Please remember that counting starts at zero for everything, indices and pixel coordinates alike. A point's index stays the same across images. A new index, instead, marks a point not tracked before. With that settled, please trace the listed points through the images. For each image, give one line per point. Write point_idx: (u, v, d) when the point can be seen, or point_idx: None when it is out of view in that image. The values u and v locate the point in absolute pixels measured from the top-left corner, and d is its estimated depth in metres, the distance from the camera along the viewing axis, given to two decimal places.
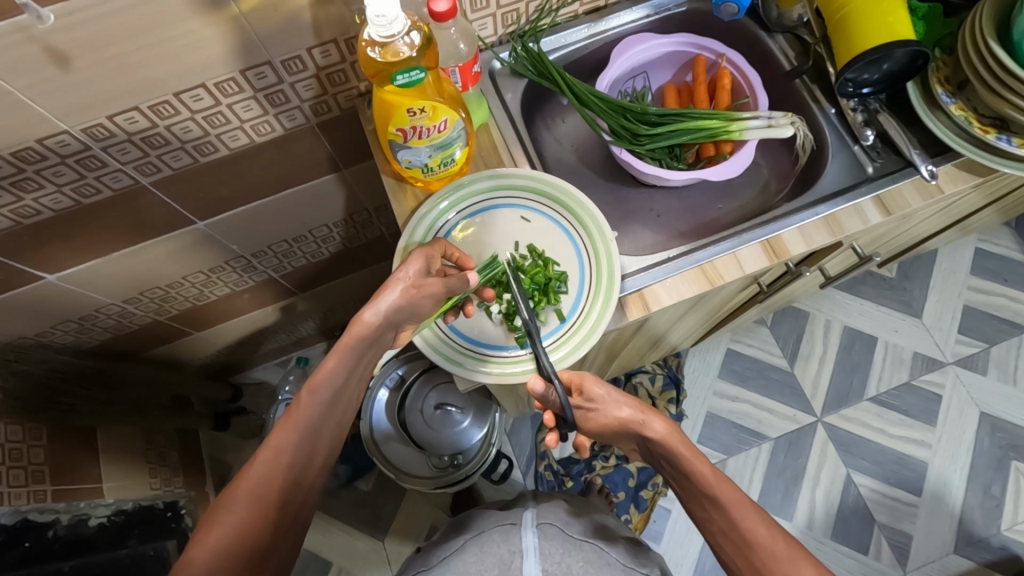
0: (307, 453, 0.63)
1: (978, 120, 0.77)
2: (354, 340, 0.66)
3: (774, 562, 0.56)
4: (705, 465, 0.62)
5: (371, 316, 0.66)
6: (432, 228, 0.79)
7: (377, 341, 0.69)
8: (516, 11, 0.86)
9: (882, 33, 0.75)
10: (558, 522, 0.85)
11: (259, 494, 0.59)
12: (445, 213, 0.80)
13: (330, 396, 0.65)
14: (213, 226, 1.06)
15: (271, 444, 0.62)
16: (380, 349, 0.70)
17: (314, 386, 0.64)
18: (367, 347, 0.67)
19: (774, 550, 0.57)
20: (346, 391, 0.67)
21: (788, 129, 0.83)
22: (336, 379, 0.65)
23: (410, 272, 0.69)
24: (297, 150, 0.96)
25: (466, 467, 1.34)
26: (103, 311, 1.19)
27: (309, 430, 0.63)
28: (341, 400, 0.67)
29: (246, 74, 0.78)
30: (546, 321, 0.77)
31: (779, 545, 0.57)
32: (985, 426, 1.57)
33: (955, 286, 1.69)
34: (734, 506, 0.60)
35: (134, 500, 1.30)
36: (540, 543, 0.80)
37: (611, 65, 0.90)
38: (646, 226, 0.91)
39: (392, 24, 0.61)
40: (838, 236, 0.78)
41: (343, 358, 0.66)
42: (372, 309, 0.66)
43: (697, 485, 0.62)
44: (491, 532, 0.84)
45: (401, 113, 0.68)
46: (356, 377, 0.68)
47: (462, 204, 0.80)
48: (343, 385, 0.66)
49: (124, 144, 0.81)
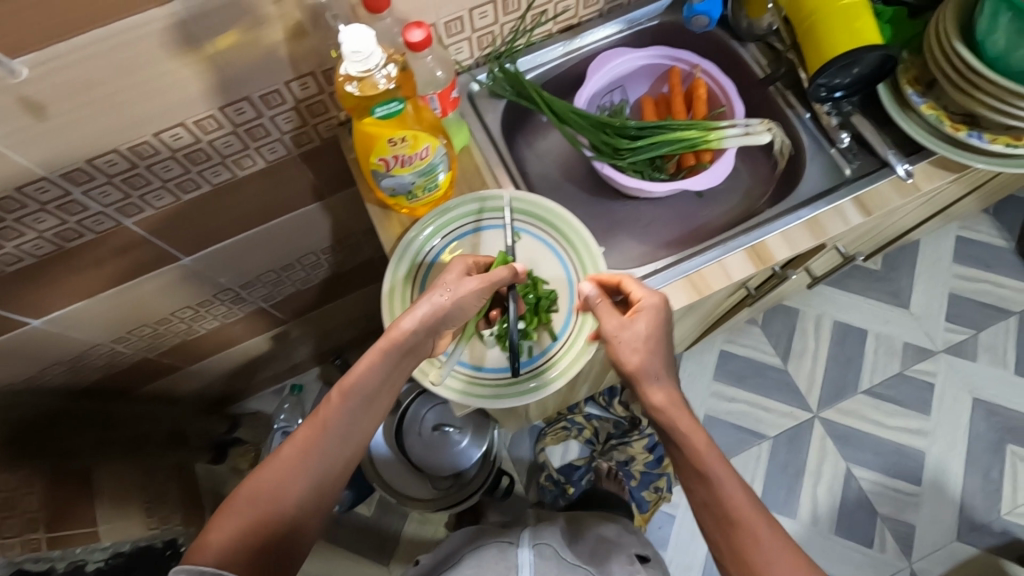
0: (329, 456, 0.65)
1: (949, 118, 0.77)
2: (389, 346, 0.68)
3: (754, 543, 0.59)
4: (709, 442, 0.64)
5: (407, 324, 0.69)
6: (417, 250, 0.79)
7: (414, 349, 0.70)
8: (491, 34, 0.87)
9: (851, 38, 0.76)
10: (555, 543, 0.97)
11: (276, 492, 0.62)
12: (430, 240, 0.80)
13: (359, 403, 0.66)
14: (198, 260, 1.06)
15: (295, 443, 0.64)
16: (413, 356, 0.71)
17: (344, 390, 0.66)
18: (401, 355, 0.69)
19: (757, 531, 0.60)
20: (376, 401, 0.68)
21: (765, 135, 0.85)
22: (366, 386, 0.67)
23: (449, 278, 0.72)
24: (282, 181, 0.96)
25: (468, 487, 1.33)
26: (92, 352, 1.17)
27: (333, 435, 0.65)
28: (374, 407, 0.68)
29: (226, 111, 0.78)
30: (539, 340, 0.78)
31: (763, 529, 0.60)
32: (980, 411, 1.60)
33: (941, 274, 1.74)
34: (730, 484, 0.62)
35: (131, 541, 1.25)
36: (535, 560, 0.94)
37: (588, 82, 0.92)
38: (633, 237, 0.93)
39: (369, 59, 0.57)
40: (821, 238, 0.79)
41: (376, 363, 0.67)
42: (410, 317, 0.69)
43: (691, 457, 0.64)
44: (492, 546, 0.97)
45: (383, 143, 0.67)
46: (388, 389, 0.69)
47: (445, 229, 0.80)
48: (373, 393, 0.67)
49: (105, 187, 0.80)
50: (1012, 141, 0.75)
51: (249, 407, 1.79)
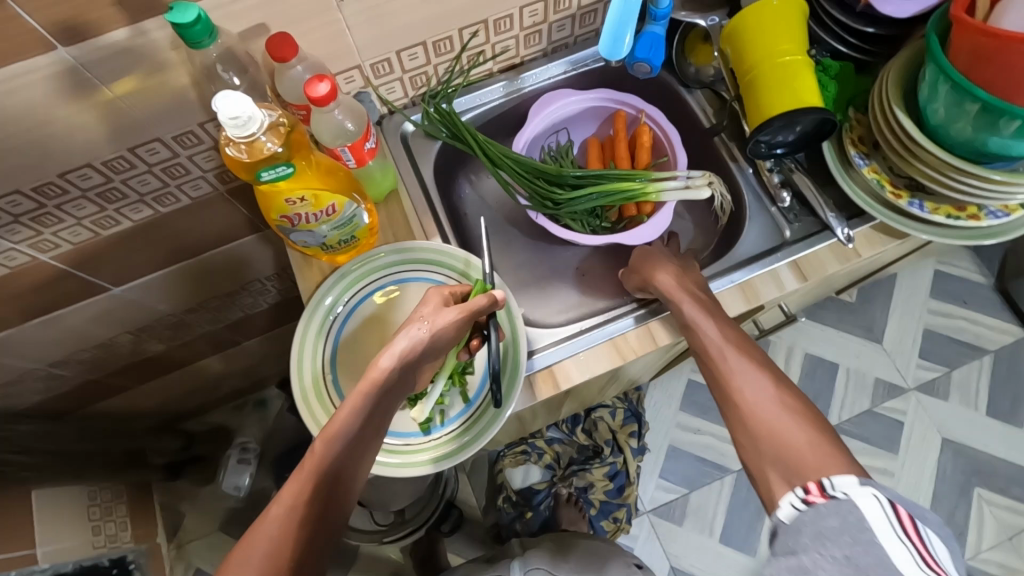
0: (324, 506, 0.56)
1: (891, 183, 0.74)
2: (369, 386, 0.62)
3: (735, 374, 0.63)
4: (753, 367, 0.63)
5: (386, 361, 0.62)
6: (327, 309, 0.76)
7: (397, 386, 0.64)
8: (424, 74, 0.83)
9: (789, 99, 0.72)
10: (545, 566, 1.05)
11: (273, 555, 0.51)
12: (332, 308, 0.76)
13: (348, 445, 0.59)
14: (131, 290, 1.03)
15: (283, 498, 0.54)
16: (393, 397, 0.65)
17: (329, 434, 0.58)
18: (384, 394, 0.62)
19: (738, 366, 0.64)
20: (364, 439, 0.61)
21: (705, 190, 0.81)
22: (354, 424, 0.60)
23: (427, 309, 0.67)
24: (213, 215, 0.93)
25: (413, 521, 1.31)
26: (28, 376, 1.14)
27: (325, 481, 0.56)
28: (361, 453, 0.60)
29: (136, 151, 0.75)
30: (451, 404, 0.74)
31: (740, 363, 0.64)
32: (949, 452, 1.57)
33: (916, 309, 1.71)
34: (758, 391, 0.61)
35: (74, 561, 1.28)
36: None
37: (528, 124, 0.88)
38: (572, 286, 0.91)
39: (250, 123, 0.53)
40: (753, 304, 0.76)
41: (358, 403, 0.61)
42: (389, 353, 0.63)
43: (724, 370, 0.65)
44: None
45: (280, 203, 0.64)
46: (375, 428, 0.62)
47: (346, 295, 0.76)
48: (361, 432, 0.60)
49: (13, 226, 0.77)
50: (954, 212, 0.72)
51: (209, 421, 1.79)
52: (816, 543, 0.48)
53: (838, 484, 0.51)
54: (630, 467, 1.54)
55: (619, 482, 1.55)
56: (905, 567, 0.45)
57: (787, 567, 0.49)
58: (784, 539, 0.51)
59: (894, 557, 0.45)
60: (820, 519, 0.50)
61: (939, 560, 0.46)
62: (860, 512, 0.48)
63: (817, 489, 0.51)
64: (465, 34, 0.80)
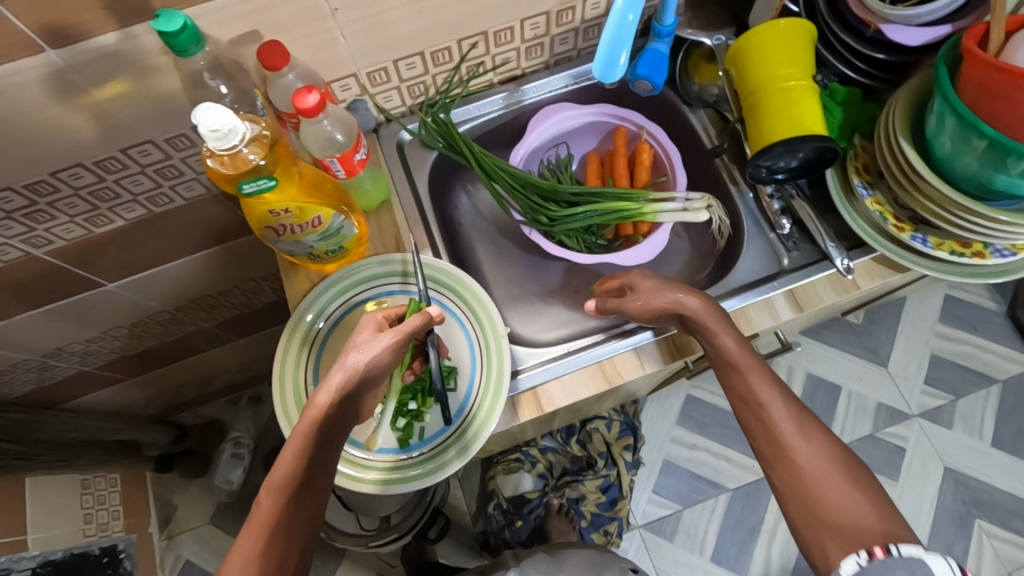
0: (277, 560, 0.56)
1: (894, 215, 0.72)
2: (310, 426, 0.61)
3: (770, 407, 0.60)
4: (778, 393, 0.61)
5: (323, 398, 0.62)
6: (309, 323, 0.75)
7: (342, 420, 0.63)
8: (422, 84, 0.82)
9: (792, 125, 0.70)
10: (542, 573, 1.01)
11: None
12: (314, 324, 0.75)
13: (294, 493, 0.58)
14: (126, 286, 1.03)
15: (232, 562, 0.55)
16: (342, 430, 0.64)
17: (272, 486, 0.58)
18: (325, 434, 0.61)
19: (772, 401, 0.61)
20: (313, 481, 0.60)
21: (703, 214, 0.80)
22: (297, 471, 0.59)
23: (364, 338, 0.66)
24: (207, 215, 0.93)
25: (400, 526, 1.30)
26: (23, 366, 1.15)
27: (274, 534, 0.56)
28: (311, 496, 0.60)
29: (129, 152, 0.74)
30: (432, 421, 0.72)
31: (773, 396, 0.61)
32: (949, 482, 1.54)
33: (922, 333, 1.67)
34: (791, 428, 0.59)
35: (65, 548, 1.33)
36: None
37: (526, 137, 0.87)
38: (564, 303, 0.90)
39: (231, 136, 0.52)
40: (746, 333, 0.74)
41: (299, 447, 0.60)
42: (324, 390, 0.62)
43: (754, 402, 0.61)
44: None
45: (264, 214, 0.63)
46: (325, 466, 0.62)
47: (327, 311, 0.76)
48: (308, 475, 0.59)
49: (5, 222, 0.77)
50: (958, 249, 0.69)
51: (203, 415, 1.81)
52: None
53: (903, 547, 0.50)
54: (624, 481, 1.55)
55: (612, 495, 1.54)
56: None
57: None
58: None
59: None
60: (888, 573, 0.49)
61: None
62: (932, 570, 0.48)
63: (881, 552, 0.50)
64: (464, 45, 0.78)
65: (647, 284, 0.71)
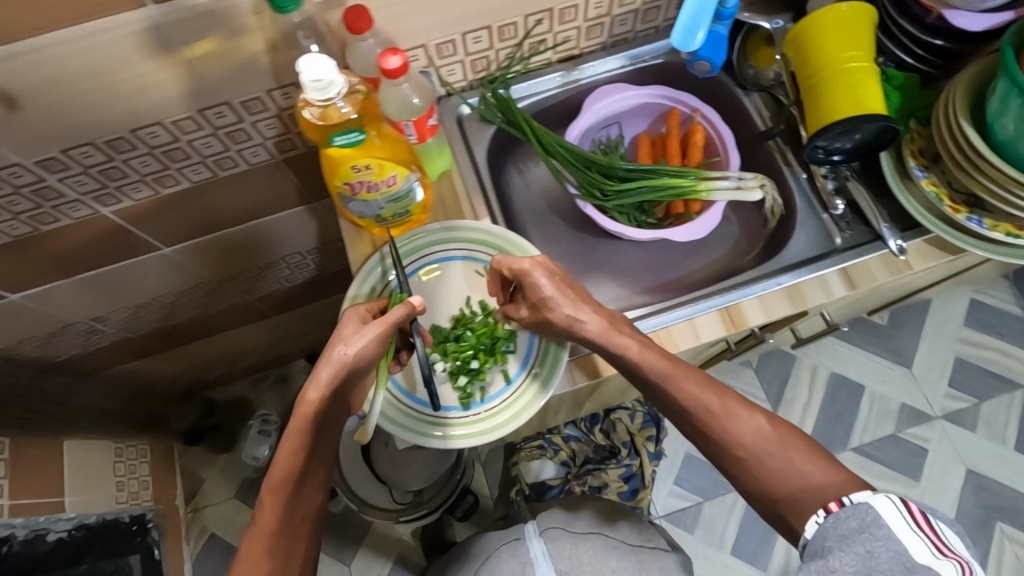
0: (284, 549, 0.65)
1: (950, 197, 0.73)
2: (302, 425, 0.67)
3: (708, 417, 0.62)
4: (710, 387, 0.64)
5: (313, 397, 0.66)
6: (384, 277, 0.78)
7: (330, 416, 0.69)
8: (485, 59, 0.84)
9: (852, 105, 0.72)
10: (562, 523, 0.95)
11: None
12: (387, 274, 0.78)
13: (292, 489, 0.66)
14: (180, 252, 1.06)
15: (246, 553, 0.64)
16: (331, 422, 0.70)
17: (273, 485, 0.66)
18: (318, 429, 0.67)
19: (708, 407, 0.63)
20: (307, 475, 0.68)
21: (757, 192, 0.82)
22: (293, 470, 0.66)
23: (347, 332, 0.69)
24: (266, 183, 0.95)
25: (430, 503, 1.32)
26: (72, 328, 1.18)
27: (279, 526, 0.65)
28: (307, 485, 0.68)
29: (205, 113, 0.77)
30: (492, 381, 0.76)
31: (710, 401, 0.63)
32: (971, 485, 1.55)
33: (947, 337, 1.68)
34: (747, 433, 0.61)
35: (98, 514, 1.34)
36: (548, 548, 0.91)
37: (581, 117, 0.89)
38: (612, 280, 0.91)
39: (329, 88, 0.55)
40: (799, 308, 0.75)
41: (293, 447, 0.66)
42: (314, 386, 0.67)
43: (701, 417, 0.63)
44: (498, 552, 0.93)
45: (345, 169, 0.65)
46: (318, 459, 0.69)
47: (401, 264, 0.78)
48: (304, 470, 0.67)
49: (81, 177, 0.80)
50: (1014, 231, 0.71)
51: (231, 392, 1.81)
52: (841, 544, 0.52)
53: (852, 495, 0.54)
54: (645, 471, 1.56)
55: (633, 485, 1.54)
56: (919, 555, 0.49)
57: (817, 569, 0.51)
58: (811, 548, 0.54)
59: (911, 549, 0.49)
60: (841, 525, 0.53)
61: (950, 546, 0.49)
62: (877, 512, 0.51)
63: (835, 504, 0.54)
64: (530, 21, 0.80)
65: (591, 327, 0.68)
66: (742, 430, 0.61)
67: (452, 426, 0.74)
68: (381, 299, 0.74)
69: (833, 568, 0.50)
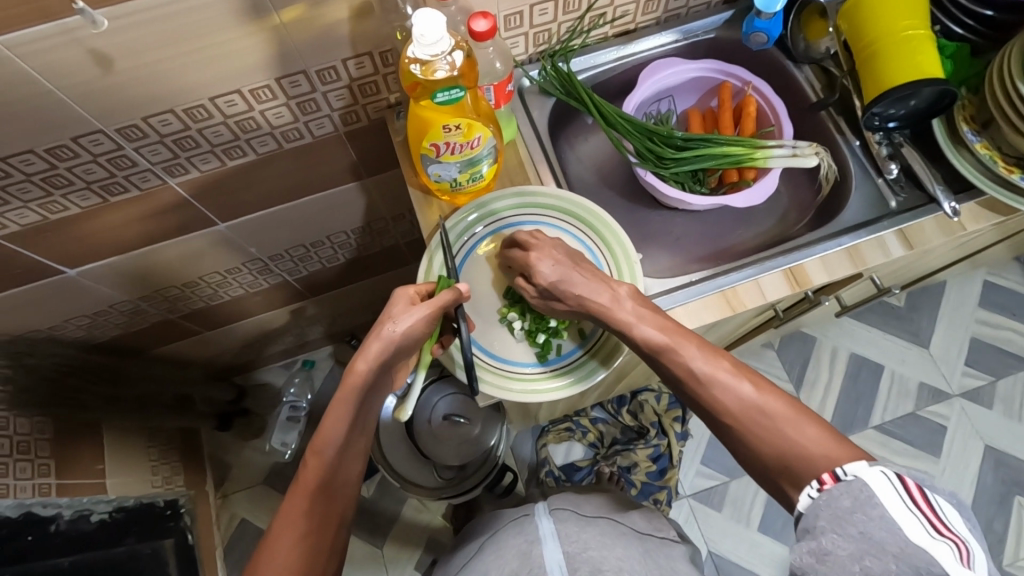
0: (322, 513, 0.68)
1: (1003, 159, 0.77)
2: (349, 395, 0.69)
3: (698, 385, 0.64)
4: (700, 353, 0.65)
5: (362, 368, 0.69)
6: (471, 230, 0.81)
7: (376, 387, 0.71)
8: (547, 32, 0.87)
9: (910, 69, 0.75)
10: (571, 507, 0.95)
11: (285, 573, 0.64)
12: (473, 226, 0.81)
13: (336, 456, 0.69)
14: (234, 227, 1.07)
15: (286, 513, 0.67)
16: (375, 392, 0.73)
17: (317, 450, 0.68)
18: (365, 397, 0.70)
19: (700, 375, 0.64)
20: (351, 445, 0.71)
21: (812, 159, 0.85)
22: (338, 438, 0.69)
23: (396, 311, 0.72)
24: (324, 157, 0.97)
25: (472, 477, 1.34)
26: (118, 307, 1.19)
27: (319, 492, 0.68)
28: (350, 451, 0.71)
29: (281, 82, 0.79)
30: (567, 339, 0.80)
31: (702, 369, 0.64)
32: (990, 460, 1.59)
33: (963, 318, 1.72)
34: (733, 399, 0.62)
35: (134, 498, 1.30)
36: (556, 529, 0.88)
37: (637, 89, 0.92)
38: (666, 249, 0.93)
39: (436, 44, 0.59)
40: (860, 268, 0.78)
41: (341, 415, 0.69)
42: (363, 359, 0.69)
43: (694, 385, 0.65)
44: (507, 529, 0.92)
45: (436, 129, 0.68)
46: (361, 428, 0.72)
47: (490, 218, 0.82)
48: (349, 439, 0.70)
49: (156, 145, 0.82)
50: None
51: (258, 377, 1.79)
52: (834, 524, 0.49)
53: (847, 468, 0.52)
54: (673, 451, 1.56)
55: (661, 465, 1.56)
56: (915, 535, 0.46)
57: (810, 550, 0.49)
58: (804, 524, 0.52)
59: (906, 526, 0.46)
60: (833, 503, 0.51)
61: (950, 525, 0.47)
62: (870, 488, 0.49)
63: (829, 478, 0.53)
64: None
65: (605, 298, 0.71)
66: (729, 397, 0.62)
67: (533, 381, 0.78)
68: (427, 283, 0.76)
69: (824, 549, 0.48)
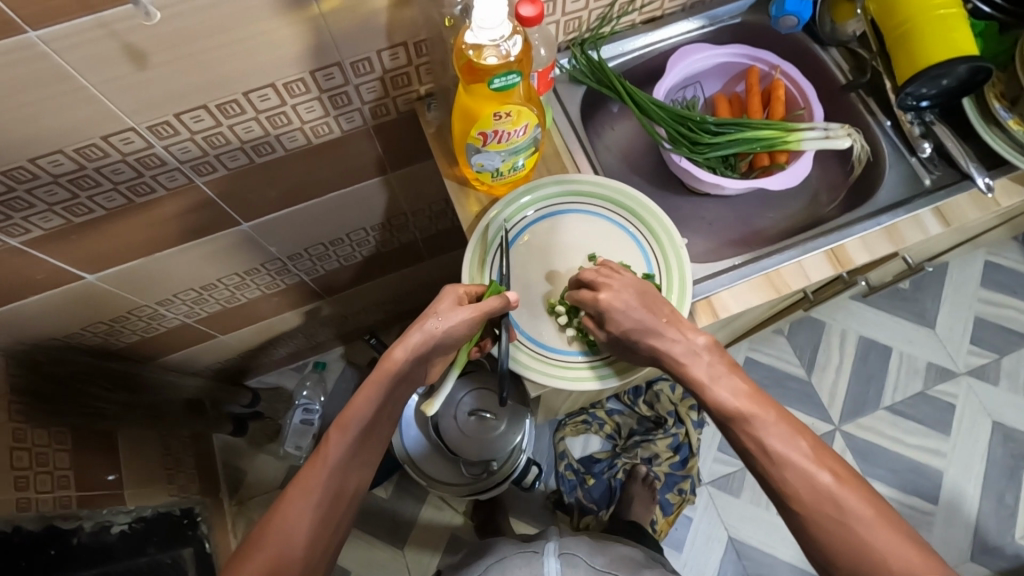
0: (335, 490, 0.65)
1: None
2: (383, 377, 0.68)
3: (768, 460, 0.63)
4: (779, 432, 0.64)
5: (399, 355, 0.68)
6: (521, 210, 0.80)
7: (408, 376, 0.71)
8: (578, 19, 0.86)
9: (944, 48, 0.76)
10: (582, 553, 0.92)
11: (285, 542, 0.61)
12: (525, 209, 0.81)
13: (357, 436, 0.67)
14: (257, 227, 1.05)
15: (300, 481, 0.65)
16: (407, 383, 0.72)
17: (343, 424, 0.67)
18: (395, 384, 0.69)
19: (770, 450, 0.63)
20: (373, 429, 0.69)
21: (844, 140, 0.85)
22: (363, 417, 0.68)
23: (442, 308, 0.71)
24: (350, 151, 0.95)
25: (498, 473, 1.33)
26: (136, 313, 1.16)
27: (336, 468, 0.66)
28: (369, 442, 0.69)
29: (315, 75, 0.77)
30: None
31: (776, 445, 0.63)
32: (998, 436, 1.62)
33: (967, 297, 1.75)
34: (801, 482, 0.61)
35: (152, 507, 1.27)
36: (563, 575, 0.88)
37: (667, 75, 0.92)
38: (699, 235, 0.93)
39: (497, 27, 0.61)
40: (898, 246, 0.79)
41: (371, 393, 0.68)
42: (401, 346, 0.69)
43: (760, 457, 0.64)
44: (513, 557, 0.91)
45: (487, 116, 0.67)
46: (387, 414, 0.71)
47: (541, 201, 0.81)
48: (372, 421, 0.68)
49: (186, 143, 0.80)
50: None
51: (268, 380, 1.76)
52: None
53: None
54: (692, 439, 1.55)
55: (683, 454, 1.56)
56: None
57: None
58: None
59: None
60: None
61: None
62: None
63: None
64: None
65: (678, 348, 0.70)
66: (798, 478, 0.62)
67: (578, 371, 0.78)
68: (479, 286, 0.75)
69: None
